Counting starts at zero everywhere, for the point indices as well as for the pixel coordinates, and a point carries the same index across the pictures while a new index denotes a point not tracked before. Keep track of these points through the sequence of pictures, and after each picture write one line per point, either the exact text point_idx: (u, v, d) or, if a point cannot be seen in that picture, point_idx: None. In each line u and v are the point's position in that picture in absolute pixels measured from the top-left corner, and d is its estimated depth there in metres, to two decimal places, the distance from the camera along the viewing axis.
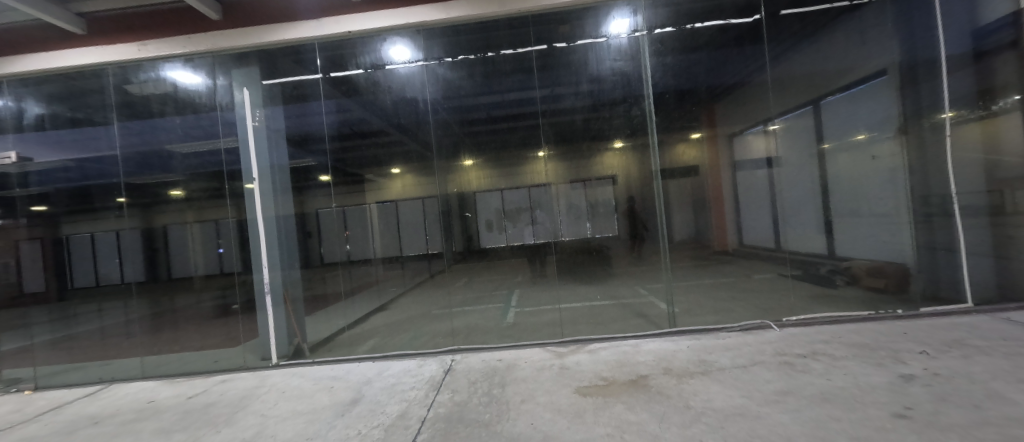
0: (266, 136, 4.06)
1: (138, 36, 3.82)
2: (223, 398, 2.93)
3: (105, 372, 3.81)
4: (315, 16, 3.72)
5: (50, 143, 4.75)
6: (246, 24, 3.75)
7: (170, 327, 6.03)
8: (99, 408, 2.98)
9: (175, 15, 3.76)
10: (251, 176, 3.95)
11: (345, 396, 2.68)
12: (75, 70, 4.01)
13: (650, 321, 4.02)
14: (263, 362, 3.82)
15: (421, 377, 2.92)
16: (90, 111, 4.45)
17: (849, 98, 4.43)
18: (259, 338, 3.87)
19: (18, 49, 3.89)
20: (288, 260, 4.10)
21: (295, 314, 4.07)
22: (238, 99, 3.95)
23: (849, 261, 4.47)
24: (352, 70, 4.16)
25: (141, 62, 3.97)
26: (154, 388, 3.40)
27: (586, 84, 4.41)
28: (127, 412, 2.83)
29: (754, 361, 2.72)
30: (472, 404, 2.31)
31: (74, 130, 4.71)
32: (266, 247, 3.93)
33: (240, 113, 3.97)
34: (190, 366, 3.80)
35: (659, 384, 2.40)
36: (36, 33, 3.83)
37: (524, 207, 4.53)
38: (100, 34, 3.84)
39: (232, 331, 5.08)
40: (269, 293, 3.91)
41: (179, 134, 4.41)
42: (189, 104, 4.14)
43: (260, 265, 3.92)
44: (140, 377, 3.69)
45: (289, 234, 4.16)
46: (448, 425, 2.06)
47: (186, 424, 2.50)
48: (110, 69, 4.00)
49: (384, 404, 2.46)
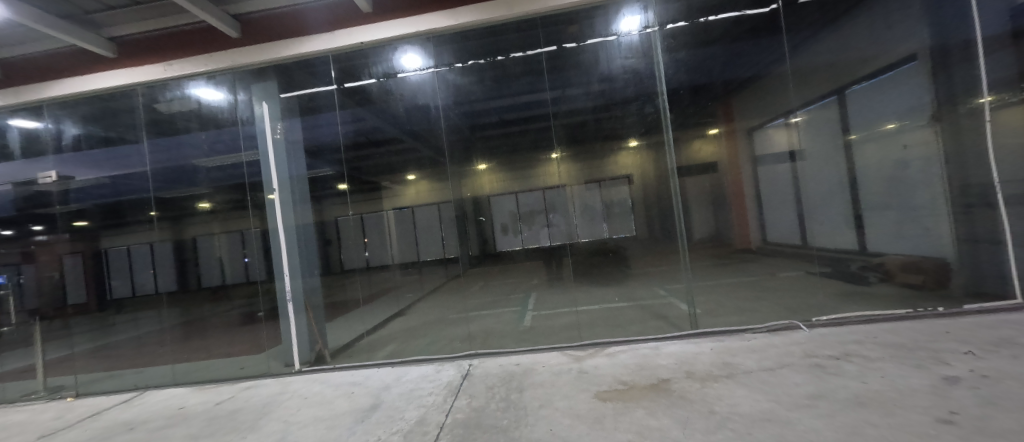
0: (285, 147, 4.10)
1: (163, 57, 3.90)
2: (248, 405, 2.99)
3: (139, 380, 3.94)
4: (326, 29, 3.73)
5: (85, 161, 4.92)
6: (261, 42, 3.80)
7: (200, 335, 6.25)
8: (132, 415, 3.09)
9: (193, 35, 3.83)
10: (271, 187, 4.00)
11: (363, 402, 2.69)
12: (108, 92, 4.11)
13: (670, 322, 3.94)
14: (286, 368, 3.83)
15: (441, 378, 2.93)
16: (122, 130, 4.75)
17: (874, 88, 4.31)
18: (283, 344, 3.90)
19: (43, 76, 3.99)
20: (308, 269, 4.11)
21: (315, 321, 4.08)
22: (257, 114, 4.01)
23: (882, 256, 4.34)
24: (365, 80, 4.23)
25: (167, 81, 4.05)
26: (184, 395, 3.48)
27: (597, 86, 4.48)
28: (159, 419, 2.93)
29: (782, 363, 2.61)
30: (488, 409, 2.29)
31: (108, 149, 4.95)
32: (288, 258, 3.96)
33: (259, 127, 4.02)
34: (219, 374, 3.88)
35: (682, 389, 2.33)
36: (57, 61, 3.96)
37: (538, 209, 4.52)
38: (129, 56, 3.94)
39: (257, 339, 5.30)
40: (292, 300, 3.92)
41: (205, 150, 4.58)
42: (212, 119, 4.26)
43: (282, 273, 3.94)
44: (172, 383, 3.79)
45: (309, 243, 4.15)
46: (466, 431, 2.04)
47: (212, 431, 2.56)
48: (138, 90, 4.10)
49: (402, 410, 2.45)
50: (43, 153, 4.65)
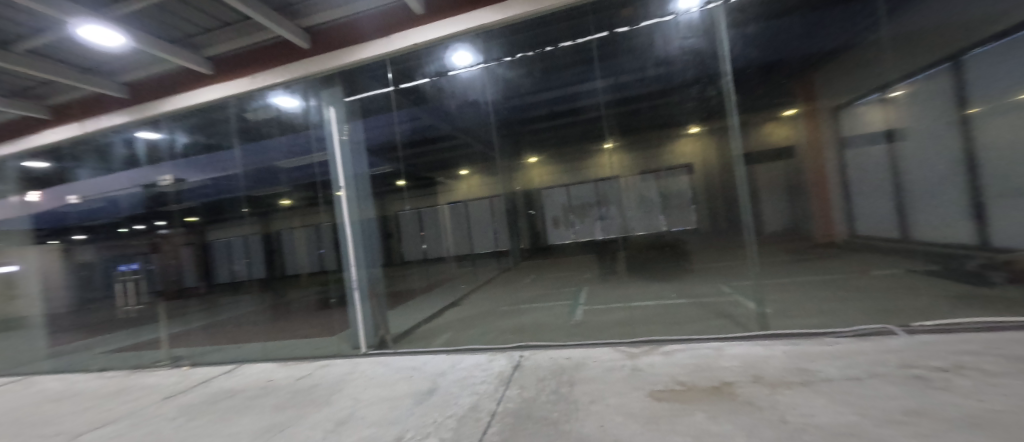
0: (350, 147, 3.94)
1: (250, 70, 3.65)
2: (324, 380, 3.00)
3: (238, 355, 4.29)
4: (385, 34, 3.36)
5: (194, 165, 5.48)
6: (325, 52, 3.51)
7: (285, 317, 7.04)
8: (232, 384, 3.29)
9: (271, 49, 3.59)
10: (337, 184, 3.88)
11: (421, 386, 2.50)
12: (209, 106, 3.90)
13: (736, 321, 3.61)
14: (354, 350, 3.78)
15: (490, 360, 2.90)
16: (220, 138, 4.88)
17: (995, 53, 3.22)
18: (350, 328, 3.86)
19: (150, 98, 3.85)
20: (371, 259, 4.06)
21: (378, 308, 4.02)
22: (324, 119, 3.82)
23: (1009, 253, 3.55)
24: (419, 79, 4.09)
25: (254, 92, 3.79)
26: (273, 369, 3.62)
27: (654, 69, 4.59)
28: (252, 389, 3.06)
29: (870, 373, 2.29)
30: (539, 400, 2.11)
31: (209, 156, 5.36)
32: (353, 247, 3.89)
33: (325, 131, 3.85)
34: (301, 351, 4.03)
35: (747, 394, 2.13)
36: (151, 82, 3.84)
37: (592, 201, 4.61)
38: (221, 71, 3.71)
39: (330, 323, 5.83)
40: (356, 288, 3.86)
41: (285, 152, 5.18)
42: (290, 125, 4.57)
43: (347, 262, 3.89)
44: (262, 359, 4.05)
45: (370, 236, 4.09)
46: (516, 421, 1.87)
47: (295, 401, 2.58)
48: (231, 102, 3.88)
49: (456, 395, 2.27)
50: (159, 161, 5.22)
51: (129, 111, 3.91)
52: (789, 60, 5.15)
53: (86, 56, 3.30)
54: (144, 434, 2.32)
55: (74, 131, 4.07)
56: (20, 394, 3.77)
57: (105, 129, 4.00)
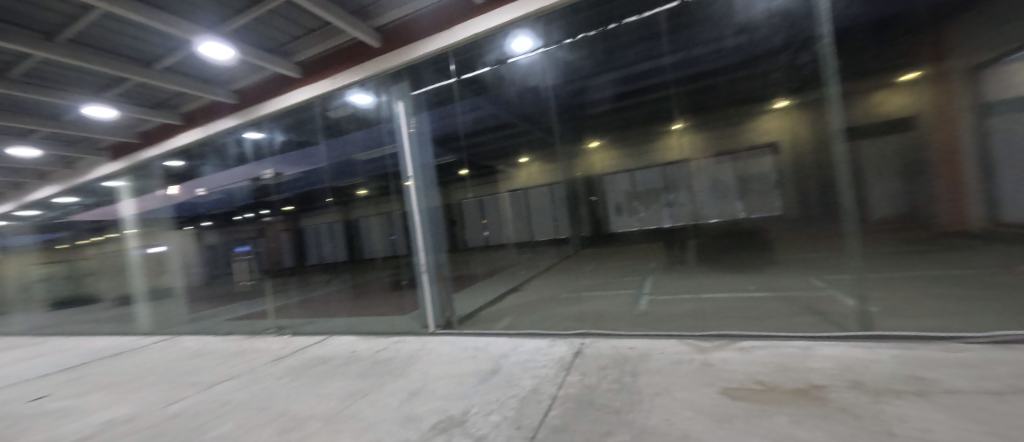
0: (417, 138, 4.15)
1: (330, 72, 3.97)
2: (398, 355, 3.27)
3: (328, 327, 4.82)
4: (447, 26, 3.41)
5: (290, 159, 6.15)
6: (394, 50, 3.67)
7: (364, 296, 7.76)
8: (324, 352, 3.74)
9: (347, 51, 3.85)
10: (407, 174, 4.13)
11: (484, 366, 2.61)
12: (298, 107, 4.35)
13: (830, 320, 3.17)
14: (423, 329, 4.03)
15: (552, 345, 2.90)
16: (309, 136, 5.39)
17: None
18: (420, 308, 4.13)
19: (253, 103, 4.40)
20: (437, 245, 4.27)
21: (444, 291, 4.23)
22: (394, 113, 4.06)
23: None
24: (480, 69, 4.12)
25: (334, 92, 4.13)
26: (355, 342, 4.03)
27: (731, 44, 4.42)
28: (339, 357, 3.44)
29: (1016, 388, 1.87)
30: (600, 388, 2.07)
31: (301, 152, 5.95)
32: (421, 232, 4.13)
33: (395, 124, 4.10)
34: (378, 327, 4.42)
35: (843, 400, 1.87)
36: (253, 89, 4.38)
37: (659, 186, 5.28)
38: (310, 75, 4.07)
39: (403, 303, 6.29)
40: (425, 272, 4.11)
41: (361, 145, 5.62)
42: (365, 120, 4.92)
43: (417, 248, 4.14)
44: (347, 331, 4.49)
45: (437, 223, 4.30)
46: (577, 406, 1.87)
47: (374, 371, 2.85)
48: (316, 102, 4.29)
49: (517, 377, 2.33)
50: (264, 157, 5.94)
51: (238, 115, 4.53)
52: (905, 14, 4.66)
53: (205, 68, 3.84)
54: (258, 389, 2.75)
55: (198, 134, 4.83)
56: (172, 349, 4.66)
57: (221, 131, 4.69)
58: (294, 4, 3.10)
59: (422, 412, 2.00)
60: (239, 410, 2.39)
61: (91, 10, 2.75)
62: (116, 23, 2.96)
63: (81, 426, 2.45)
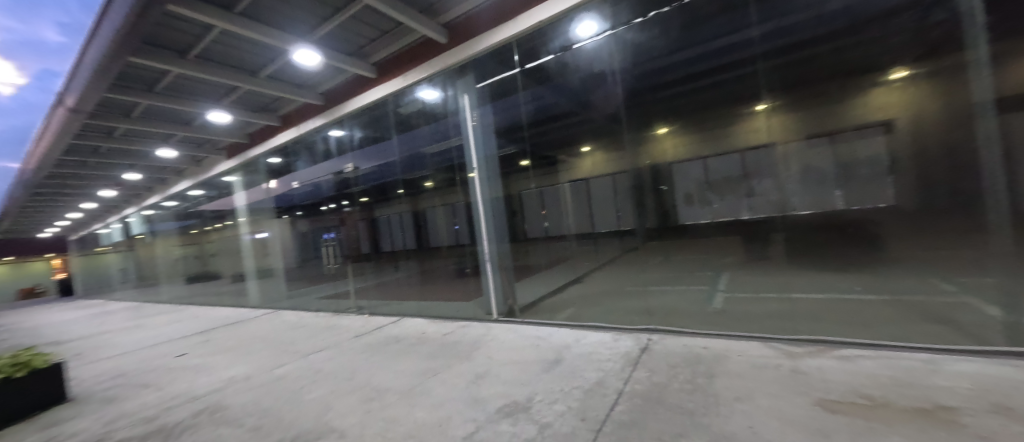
0: (481, 128, 4.24)
1: (401, 70, 4.19)
2: (464, 339, 3.41)
3: (400, 309, 5.19)
4: (512, 15, 3.38)
5: (367, 153, 6.51)
6: (460, 44, 3.74)
7: (432, 282, 8.23)
8: (398, 332, 4.04)
9: (416, 49, 4.03)
10: (472, 165, 4.25)
11: (547, 355, 2.63)
12: (374, 104, 4.68)
13: (964, 332, 2.63)
14: (487, 315, 4.15)
15: (618, 338, 2.81)
16: (382, 131, 5.76)
17: None
18: (484, 295, 4.25)
19: (337, 103, 4.84)
20: (501, 234, 4.34)
21: (507, 280, 4.31)
22: (461, 106, 4.19)
23: None
24: (544, 57, 4.01)
25: (405, 89, 4.36)
26: (425, 324, 4.29)
27: (823, 29, 5.01)
28: (411, 337, 3.70)
29: None
30: (672, 387, 1.96)
31: (376, 146, 6.29)
32: (485, 222, 4.24)
33: (461, 117, 4.24)
34: (445, 311, 4.65)
35: (985, 426, 1.53)
36: (336, 90, 4.81)
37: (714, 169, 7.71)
38: (384, 74, 4.35)
39: (467, 290, 6.56)
40: (489, 260, 4.21)
41: (429, 139, 5.90)
42: (433, 114, 5.16)
43: (481, 237, 4.25)
44: (417, 314, 4.79)
45: (500, 213, 4.36)
46: (646, 404, 1.79)
47: (443, 353, 3.01)
48: (389, 99, 4.57)
49: (582, 369, 2.30)
50: (345, 152, 6.29)
51: (325, 115, 5.01)
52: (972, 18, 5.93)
53: (298, 74, 4.30)
54: (345, 361, 3.07)
55: (292, 134, 5.47)
56: (275, 321, 5.40)
57: (311, 130, 5.24)
58: (372, 8, 3.32)
59: (488, 395, 2.08)
60: (330, 378, 2.70)
61: (212, 30, 3.23)
62: (231, 39, 3.44)
63: (212, 381, 2.95)
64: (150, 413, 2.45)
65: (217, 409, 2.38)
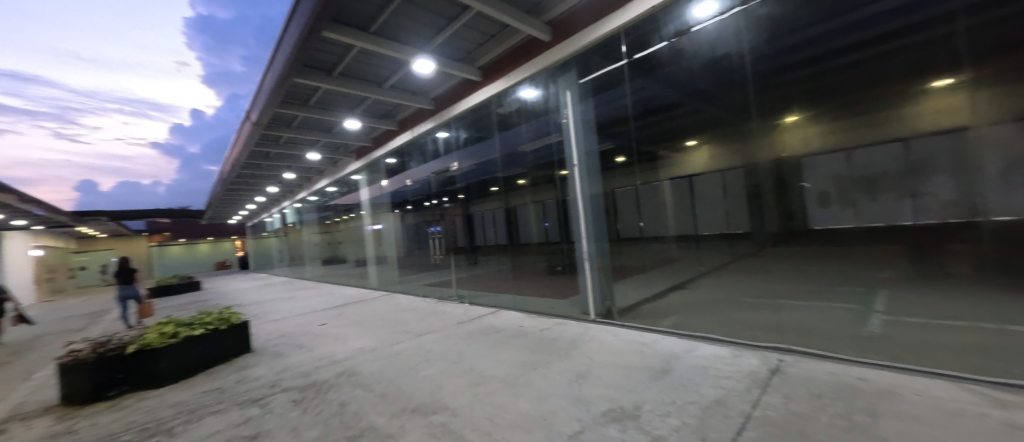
0: (582, 124, 4.13)
1: (505, 71, 4.33)
2: (561, 336, 3.41)
3: (496, 300, 5.41)
4: (621, 2, 3.20)
5: (467, 154, 6.91)
6: (564, 40, 3.71)
7: (524, 278, 8.46)
8: (497, 322, 4.24)
9: (520, 49, 4.13)
10: (572, 162, 4.18)
11: (653, 363, 2.46)
12: (478, 106, 4.93)
13: None
14: (584, 315, 4.09)
15: (738, 354, 2.50)
16: (483, 132, 6.03)
17: None
18: (581, 294, 4.18)
19: (447, 107, 5.24)
20: (599, 234, 4.16)
21: (605, 280, 4.15)
22: (562, 102, 4.15)
23: None
24: (655, 44, 3.73)
25: (507, 89, 4.50)
26: (522, 317, 4.42)
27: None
28: (509, 329, 3.83)
29: None
30: (816, 419, 1.65)
31: (477, 146, 6.63)
32: (584, 220, 4.13)
33: (563, 114, 4.19)
34: (541, 306, 4.71)
35: None
36: (446, 95, 5.21)
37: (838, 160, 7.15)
38: (488, 76, 4.55)
39: (561, 288, 6.55)
40: (586, 260, 4.10)
41: (528, 136, 6.04)
42: (532, 113, 5.23)
43: (579, 236, 4.16)
44: (514, 307, 4.93)
45: (601, 211, 4.19)
46: (784, 435, 1.54)
47: (542, 348, 3.04)
48: (492, 100, 4.77)
49: (695, 383, 2.10)
50: (452, 152, 6.75)
51: (435, 118, 5.48)
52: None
53: (414, 81, 4.77)
54: (451, 345, 3.32)
55: (407, 136, 6.15)
56: (391, 303, 6.15)
57: (424, 131, 5.77)
58: (482, 14, 3.50)
59: (591, 396, 2.04)
60: (440, 359, 2.95)
61: (352, 49, 3.77)
62: (365, 55, 3.97)
63: (347, 348, 3.48)
64: (306, 369, 2.99)
65: (352, 373, 2.79)
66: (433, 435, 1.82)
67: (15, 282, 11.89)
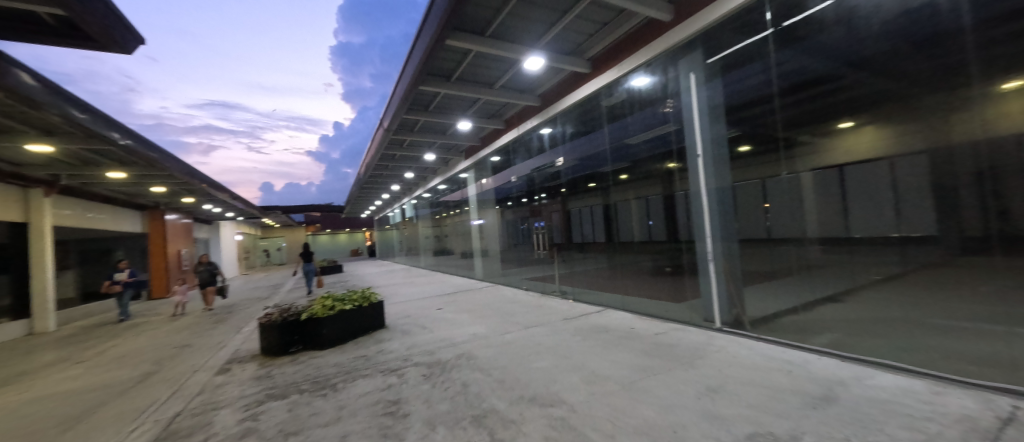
0: (707, 109, 3.67)
1: (617, 59, 4.13)
2: (681, 343, 3.12)
3: (602, 299, 5.23)
4: None
5: (570, 148, 6.69)
6: (689, 17, 3.37)
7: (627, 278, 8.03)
8: (605, 321, 4.12)
9: (636, 35, 3.89)
10: (695, 152, 3.76)
11: (808, 387, 2.07)
12: (586, 99, 4.81)
13: None
14: (707, 322, 3.70)
15: (939, 392, 1.93)
16: (591, 123, 5.88)
17: None
18: (703, 299, 3.77)
19: (555, 101, 5.22)
20: (727, 232, 3.65)
21: (734, 286, 3.64)
22: (684, 87, 3.75)
23: None
24: (817, 5, 3.13)
25: (618, 79, 4.27)
26: (632, 319, 4.20)
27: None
28: (620, 330, 3.67)
29: None
30: None
31: (584, 138, 6.41)
32: (708, 217, 3.69)
33: (684, 99, 3.79)
34: (653, 309, 4.39)
35: None
36: (554, 90, 5.21)
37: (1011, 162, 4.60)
38: (599, 67, 4.40)
39: (674, 290, 6.01)
40: (711, 261, 3.66)
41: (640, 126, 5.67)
42: (646, 101, 4.88)
43: (702, 234, 3.74)
44: (622, 307, 4.72)
45: (732, 206, 3.66)
46: None
47: (661, 354, 2.82)
48: (601, 91, 4.59)
49: (876, 419, 1.69)
50: (557, 145, 6.64)
51: (541, 115, 5.54)
52: None
53: (523, 79, 4.90)
54: (561, 340, 3.31)
55: (514, 134, 6.39)
56: (496, 294, 6.47)
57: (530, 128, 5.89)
58: (596, 2, 3.39)
59: (729, 415, 1.80)
60: (551, 353, 2.97)
61: (469, 54, 4.02)
62: (480, 59, 4.20)
63: (463, 333, 3.76)
64: (431, 348, 3.32)
65: (470, 357, 3.00)
66: (553, 427, 1.82)
67: (226, 259, 15.95)
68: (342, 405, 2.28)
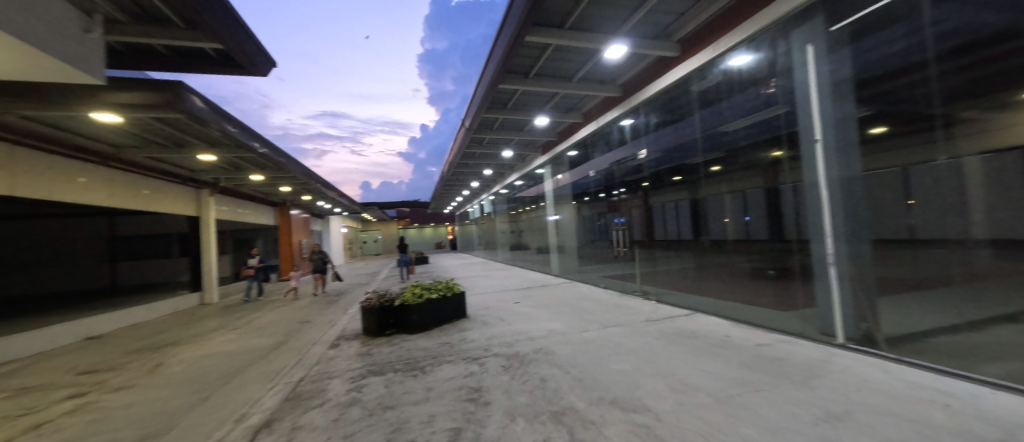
0: (829, 86, 3.11)
1: (712, 38, 3.73)
2: (790, 357, 2.72)
3: (690, 302, 4.80)
4: None
5: (654, 141, 6.21)
6: None
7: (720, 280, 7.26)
8: (694, 326, 3.77)
9: (735, 8, 3.46)
10: (812, 137, 3.22)
11: (975, 427, 1.64)
12: (675, 85, 4.43)
13: None
14: (826, 337, 3.16)
15: None
16: (680, 112, 5.35)
17: None
18: (821, 309, 3.22)
19: (638, 90, 4.91)
20: (857, 231, 3.05)
21: (865, 296, 3.04)
22: (798, 61, 3.22)
23: None
24: None
25: (714, 59, 3.85)
26: (726, 326, 3.78)
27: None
28: (712, 337, 3.33)
29: None
30: None
31: (671, 128, 5.88)
32: (828, 213, 3.14)
33: (798, 76, 3.26)
34: (754, 316, 3.89)
35: None
36: (637, 78, 4.90)
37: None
38: (690, 48, 4.02)
39: (782, 298, 5.19)
40: (832, 265, 3.11)
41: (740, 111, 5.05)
42: (749, 82, 4.32)
43: (820, 233, 3.19)
44: (716, 313, 4.26)
45: (865, 199, 3.04)
46: None
47: (764, 368, 2.49)
48: (692, 75, 4.19)
49: None
50: (639, 137, 6.11)
51: (622, 105, 5.28)
52: None
53: (602, 70, 4.71)
54: (644, 343, 3.13)
55: (593, 127, 6.19)
56: (573, 291, 6.36)
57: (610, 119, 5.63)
58: None
59: None
60: (633, 356, 2.82)
61: (547, 48, 4.00)
62: (558, 52, 4.14)
63: (541, 328, 3.77)
64: (509, 340, 3.40)
65: (548, 352, 3.00)
66: (636, 435, 1.73)
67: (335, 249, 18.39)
68: (430, 386, 2.46)
